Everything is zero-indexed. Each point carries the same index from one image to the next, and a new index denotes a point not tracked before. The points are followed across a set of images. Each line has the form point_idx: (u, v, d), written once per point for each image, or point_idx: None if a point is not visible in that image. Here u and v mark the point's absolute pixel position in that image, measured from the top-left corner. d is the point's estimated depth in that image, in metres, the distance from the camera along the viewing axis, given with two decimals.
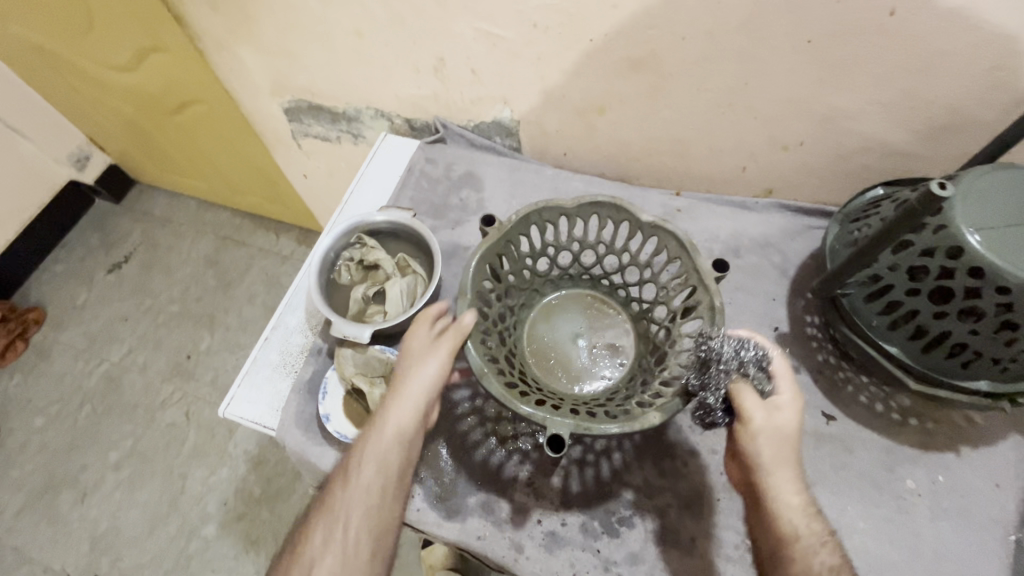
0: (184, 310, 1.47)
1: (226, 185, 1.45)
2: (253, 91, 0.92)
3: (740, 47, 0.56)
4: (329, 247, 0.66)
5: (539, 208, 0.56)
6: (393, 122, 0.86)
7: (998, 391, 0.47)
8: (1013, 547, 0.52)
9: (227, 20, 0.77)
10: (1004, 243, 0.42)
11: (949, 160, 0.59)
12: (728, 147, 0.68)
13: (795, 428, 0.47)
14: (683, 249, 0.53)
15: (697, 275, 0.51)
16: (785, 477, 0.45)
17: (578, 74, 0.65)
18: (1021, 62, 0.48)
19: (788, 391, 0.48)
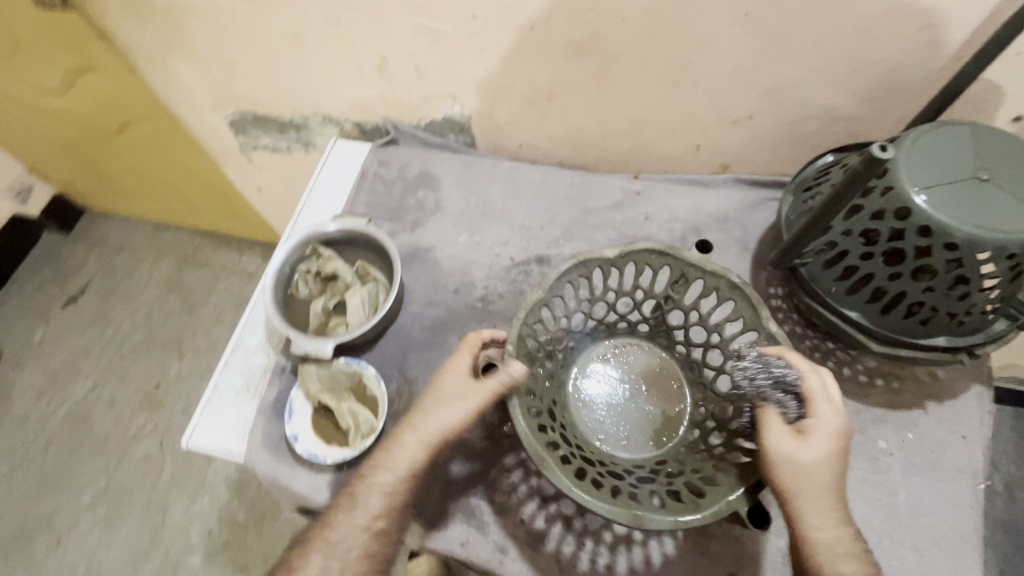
0: (148, 338, 1.42)
1: (180, 206, 1.40)
2: (194, 106, 0.88)
3: (681, 24, 0.55)
4: (283, 261, 0.63)
5: (555, 281, 0.52)
6: (342, 127, 0.83)
7: (955, 344, 0.48)
8: (982, 494, 0.53)
9: (157, 33, 0.74)
10: (946, 200, 0.43)
11: (893, 121, 0.60)
12: (680, 125, 0.68)
13: (829, 458, 0.43)
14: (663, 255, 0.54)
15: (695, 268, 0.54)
16: (819, 515, 0.42)
17: (523, 63, 0.64)
18: (950, 19, 0.49)
19: (826, 415, 0.44)
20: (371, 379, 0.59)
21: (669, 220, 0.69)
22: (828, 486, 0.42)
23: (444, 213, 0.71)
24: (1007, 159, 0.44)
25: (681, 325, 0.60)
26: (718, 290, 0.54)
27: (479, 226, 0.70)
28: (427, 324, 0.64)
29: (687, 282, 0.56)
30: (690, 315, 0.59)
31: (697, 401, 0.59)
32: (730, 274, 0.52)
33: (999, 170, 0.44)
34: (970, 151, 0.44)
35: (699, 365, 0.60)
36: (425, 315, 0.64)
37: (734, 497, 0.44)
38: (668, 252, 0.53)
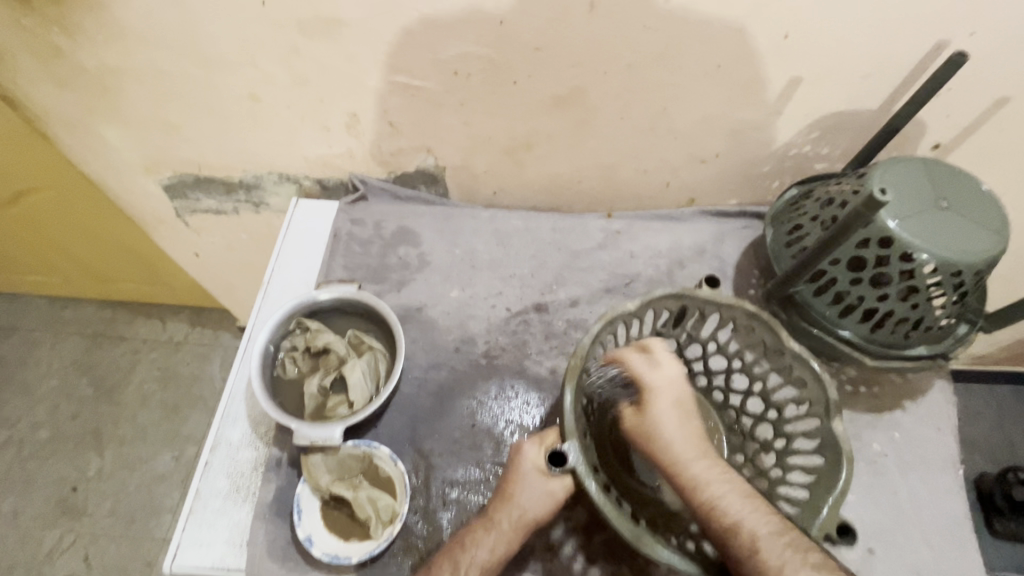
0: (56, 433, 1.21)
1: (86, 277, 1.22)
2: (120, 172, 0.78)
3: (658, 77, 0.58)
4: (267, 340, 0.58)
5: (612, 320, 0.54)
6: (301, 185, 0.78)
7: (934, 351, 0.54)
8: (963, 478, 0.60)
9: (80, 96, 0.65)
10: (920, 227, 0.48)
11: (840, 153, 0.67)
12: (653, 166, 0.71)
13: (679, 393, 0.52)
14: (681, 296, 0.56)
15: (714, 303, 0.57)
16: (700, 463, 0.48)
17: (502, 116, 0.64)
18: (884, 68, 0.56)
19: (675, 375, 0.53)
20: (385, 458, 0.55)
21: (653, 256, 0.71)
22: (693, 438, 0.50)
23: (430, 269, 0.69)
24: (957, 188, 0.51)
25: (699, 357, 0.62)
26: (734, 320, 0.58)
27: (469, 280, 0.69)
28: (432, 389, 0.61)
29: (703, 315, 0.59)
30: (707, 347, 0.61)
31: (730, 427, 0.61)
32: (746, 305, 0.56)
33: (952, 198, 0.50)
34: (928, 183, 0.51)
35: (723, 393, 0.62)
36: (430, 379, 0.62)
37: (824, 517, 0.49)
38: (685, 295, 0.56)
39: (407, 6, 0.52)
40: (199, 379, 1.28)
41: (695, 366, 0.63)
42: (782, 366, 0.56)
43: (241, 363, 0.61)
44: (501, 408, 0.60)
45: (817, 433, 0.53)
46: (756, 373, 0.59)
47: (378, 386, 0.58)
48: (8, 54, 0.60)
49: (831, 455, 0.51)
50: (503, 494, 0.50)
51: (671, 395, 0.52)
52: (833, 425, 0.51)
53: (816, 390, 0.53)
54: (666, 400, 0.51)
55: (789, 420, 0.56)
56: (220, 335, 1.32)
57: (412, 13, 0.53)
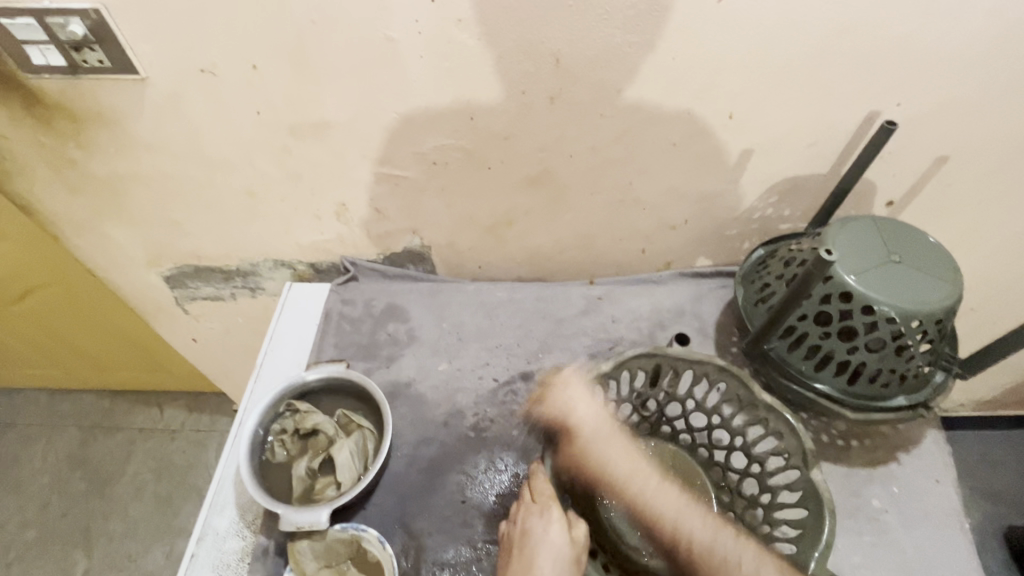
0: (45, 532, 1.17)
1: (86, 368, 1.24)
2: (124, 266, 0.83)
3: (620, 156, 0.64)
4: (256, 425, 0.59)
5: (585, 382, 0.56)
6: (295, 270, 0.82)
7: (913, 401, 0.55)
8: (970, 533, 0.58)
9: (90, 200, 0.71)
10: (875, 281, 0.51)
11: (801, 214, 0.71)
12: (627, 235, 0.75)
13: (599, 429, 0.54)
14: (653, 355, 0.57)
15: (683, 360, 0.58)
16: (642, 483, 0.53)
17: (481, 197, 0.69)
18: (825, 138, 0.61)
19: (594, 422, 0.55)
20: (373, 541, 0.54)
21: (635, 320, 0.73)
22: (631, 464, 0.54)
23: (419, 343, 0.71)
24: (906, 242, 0.54)
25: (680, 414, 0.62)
26: (707, 375, 0.58)
27: (456, 353, 0.70)
28: (422, 466, 0.61)
29: (677, 373, 0.59)
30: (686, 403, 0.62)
31: (717, 484, 0.60)
32: (715, 359, 0.57)
33: (904, 252, 0.53)
34: (879, 238, 0.54)
35: (708, 449, 0.61)
36: (419, 455, 0.62)
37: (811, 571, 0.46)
38: (657, 353, 0.57)
39: (387, 109, 0.59)
40: (193, 467, 1.26)
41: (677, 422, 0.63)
42: (759, 418, 0.56)
43: (231, 449, 0.61)
44: (490, 482, 0.60)
45: (799, 485, 0.52)
46: (735, 427, 0.59)
47: (366, 465, 0.59)
48: (27, 168, 0.66)
49: (814, 508, 0.49)
50: (522, 562, 0.49)
51: (597, 435, 0.54)
52: (812, 475, 0.50)
53: (791, 439, 0.53)
54: (596, 441, 0.54)
55: (772, 472, 0.55)
56: (217, 420, 1.32)
57: (392, 114, 0.59)
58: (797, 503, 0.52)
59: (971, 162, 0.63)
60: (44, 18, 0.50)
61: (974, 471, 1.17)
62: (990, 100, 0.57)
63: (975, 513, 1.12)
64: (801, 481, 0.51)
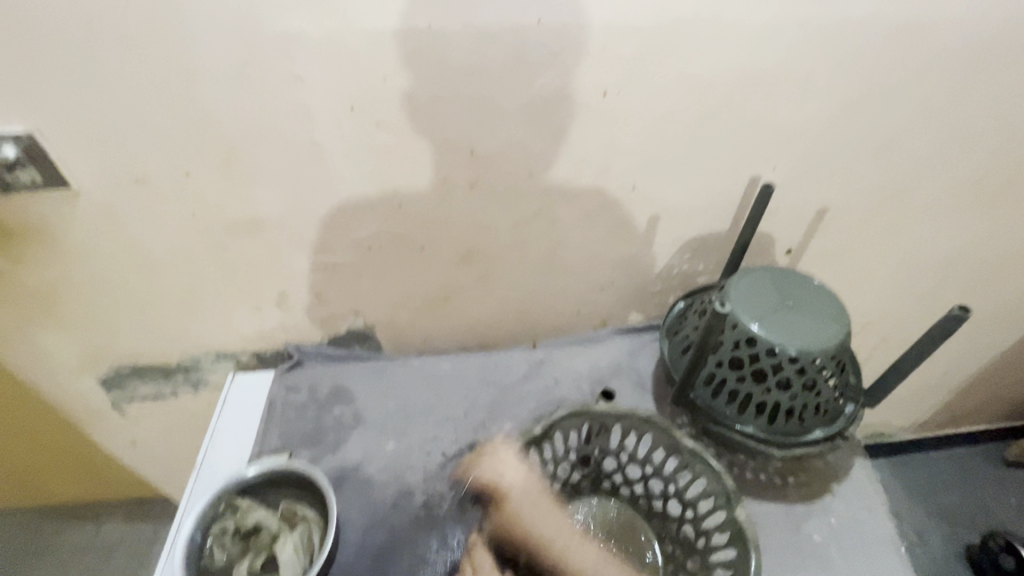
0: None
1: (10, 487, 1.14)
2: (54, 373, 0.80)
3: (542, 229, 0.69)
4: (193, 529, 0.56)
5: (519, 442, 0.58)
6: (238, 360, 0.81)
7: (830, 433, 0.59)
8: (905, 558, 0.61)
9: (19, 310, 0.70)
10: (773, 325, 0.56)
11: (714, 266, 0.78)
12: (560, 299, 0.79)
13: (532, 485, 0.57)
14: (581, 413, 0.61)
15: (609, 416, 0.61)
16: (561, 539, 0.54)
17: (417, 276, 0.72)
18: (719, 200, 0.69)
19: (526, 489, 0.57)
20: None
21: (576, 379, 0.76)
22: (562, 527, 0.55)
23: (365, 424, 0.71)
24: (797, 288, 0.60)
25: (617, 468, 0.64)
26: (634, 427, 0.62)
27: (403, 430, 0.71)
28: (370, 553, 0.59)
29: (608, 428, 0.62)
30: (621, 456, 0.63)
31: (659, 534, 0.61)
32: (638, 411, 0.61)
33: (796, 296, 0.59)
34: (773, 287, 0.60)
35: (647, 500, 0.62)
36: (367, 542, 0.60)
37: None
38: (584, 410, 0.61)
39: (319, 203, 0.62)
40: None
41: (615, 477, 0.64)
42: (685, 462, 0.59)
43: (167, 558, 0.58)
44: (441, 562, 0.59)
45: (728, 524, 0.54)
46: (667, 474, 0.61)
47: (312, 558, 0.57)
48: None
49: (741, 545, 0.52)
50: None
51: (527, 498, 0.56)
52: (736, 513, 0.53)
53: (714, 481, 0.56)
54: (524, 505, 0.55)
55: (704, 516, 0.57)
56: (161, 529, 1.22)
57: (324, 207, 0.63)
58: (727, 543, 0.54)
59: (847, 211, 0.72)
60: None
61: (924, 492, 1.21)
62: (847, 160, 0.67)
63: (934, 535, 1.15)
64: (728, 520, 0.54)
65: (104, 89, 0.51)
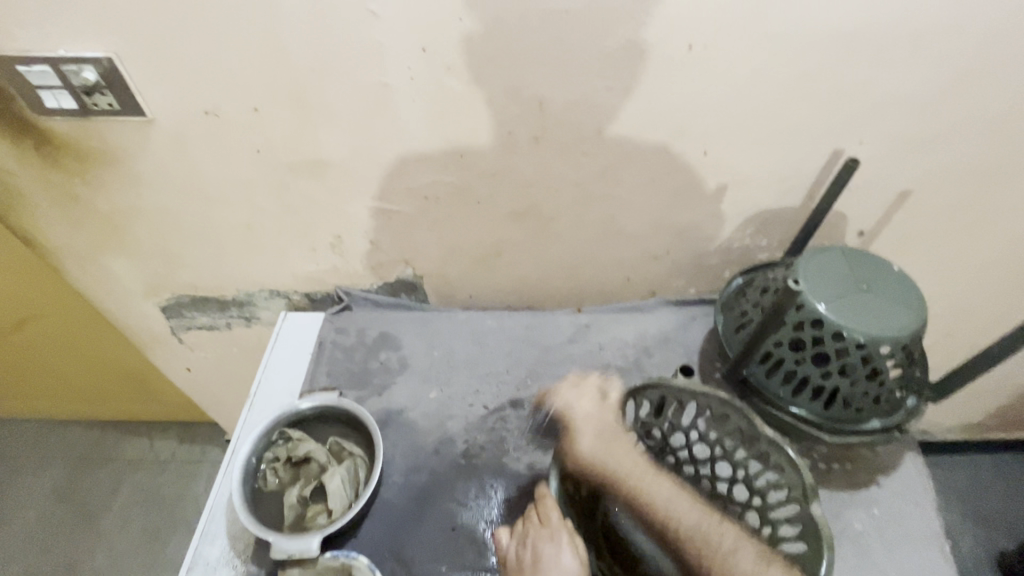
0: (28, 568, 1.14)
1: (76, 398, 1.23)
2: (122, 297, 0.84)
3: (603, 190, 0.67)
4: (249, 453, 0.60)
5: None
6: (290, 299, 0.84)
7: (887, 424, 0.57)
8: (950, 556, 0.59)
9: (93, 234, 0.73)
10: (843, 308, 0.53)
11: (777, 243, 0.74)
12: (611, 265, 0.78)
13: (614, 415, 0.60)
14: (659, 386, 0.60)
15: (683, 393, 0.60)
16: (637, 472, 0.55)
17: (470, 230, 0.72)
18: (794, 173, 0.65)
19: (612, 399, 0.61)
20: (364, 569, 0.54)
21: (621, 346, 0.75)
22: (631, 458, 0.56)
23: (410, 371, 0.73)
24: (872, 272, 0.57)
25: (684, 445, 0.64)
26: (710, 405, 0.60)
27: (447, 379, 0.72)
28: (412, 493, 0.62)
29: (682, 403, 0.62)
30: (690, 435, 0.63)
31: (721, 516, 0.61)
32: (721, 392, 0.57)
33: (869, 280, 0.56)
34: (847, 269, 0.57)
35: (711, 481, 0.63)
36: (410, 483, 0.63)
37: None
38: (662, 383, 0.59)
39: (381, 148, 0.62)
40: (182, 499, 1.24)
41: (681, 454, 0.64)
42: (759, 450, 0.57)
43: (223, 477, 0.62)
44: (481, 509, 0.61)
45: (800, 518, 0.53)
46: (737, 459, 0.60)
47: (357, 492, 0.60)
48: (31, 204, 0.69)
49: (812, 542, 0.51)
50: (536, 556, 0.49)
51: (595, 426, 0.59)
52: (811, 508, 0.51)
53: (792, 475, 0.54)
54: (592, 435, 0.58)
55: (773, 506, 0.57)
56: (209, 450, 1.31)
57: (386, 153, 0.62)
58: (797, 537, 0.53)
59: (933, 195, 0.67)
60: (59, 66, 0.53)
61: (962, 496, 1.18)
62: (944, 139, 0.61)
63: (965, 536, 1.13)
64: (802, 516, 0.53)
65: (181, 17, 0.51)
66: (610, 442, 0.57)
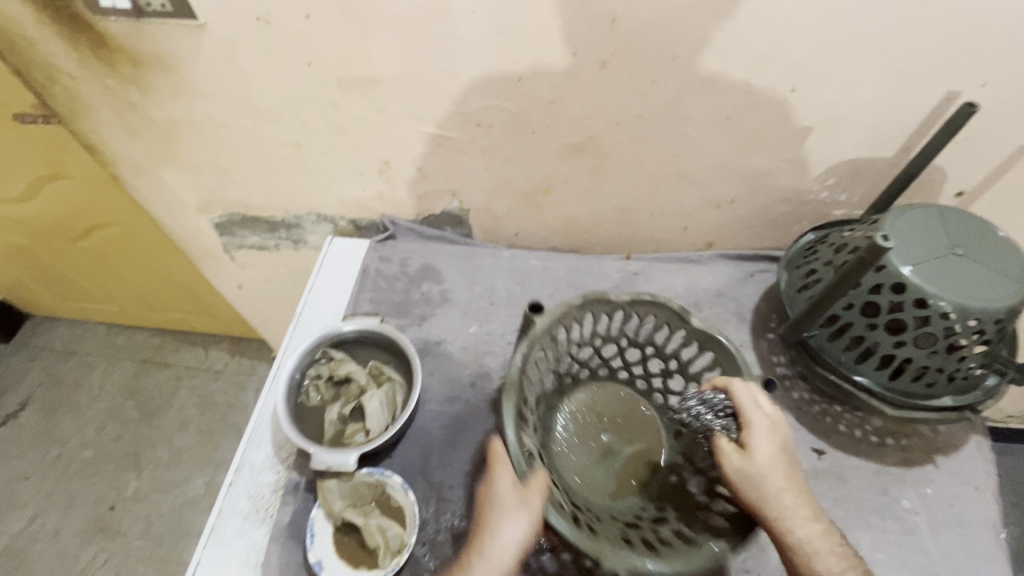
0: (100, 452, 1.27)
1: (139, 305, 1.31)
2: (178, 211, 0.86)
3: (670, 126, 0.61)
4: (294, 368, 0.61)
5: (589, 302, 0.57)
6: (336, 225, 0.84)
7: (960, 403, 0.52)
8: (1004, 544, 0.56)
9: (149, 145, 0.74)
10: (932, 274, 0.48)
11: (858, 200, 0.67)
12: (668, 211, 0.73)
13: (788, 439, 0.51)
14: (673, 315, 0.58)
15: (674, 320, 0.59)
16: (780, 498, 0.48)
17: (522, 162, 0.68)
18: (892, 119, 0.58)
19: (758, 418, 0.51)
20: (397, 487, 0.56)
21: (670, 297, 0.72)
22: (773, 474, 0.49)
23: (451, 304, 0.72)
24: (972, 236, 0.51)
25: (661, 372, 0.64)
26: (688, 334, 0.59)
27: (487, 316, 0.71)
28: (446, 422, 0.63)
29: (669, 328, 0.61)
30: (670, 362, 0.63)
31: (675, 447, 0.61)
32: (673, 304, 0.58)
33: (967, 244, 0.50)
34: (942, 230, 0.51)
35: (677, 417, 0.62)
36: (444, 412, 0.63)
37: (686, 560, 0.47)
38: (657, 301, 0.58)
39: (433, 65, 0.58)
40: (233, 407, 1.33)
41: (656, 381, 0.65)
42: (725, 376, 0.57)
43: (270, 389, 0.65)
44: None
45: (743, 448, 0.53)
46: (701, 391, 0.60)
47: (394, 416, 0.61)
48: (92, 109, 0.69)
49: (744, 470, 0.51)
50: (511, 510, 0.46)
51: (773, 437, 0.50)
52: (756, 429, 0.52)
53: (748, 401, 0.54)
54: (750, 475, 0.49)
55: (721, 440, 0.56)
56: (258, 365, 1.39)
57: (439, 72, 0.59)
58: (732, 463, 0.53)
59: None
60: None
61: (1015, 486, 1.12)
62: None
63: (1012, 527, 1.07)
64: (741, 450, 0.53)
65: None
66: (772, 460, 0.49)
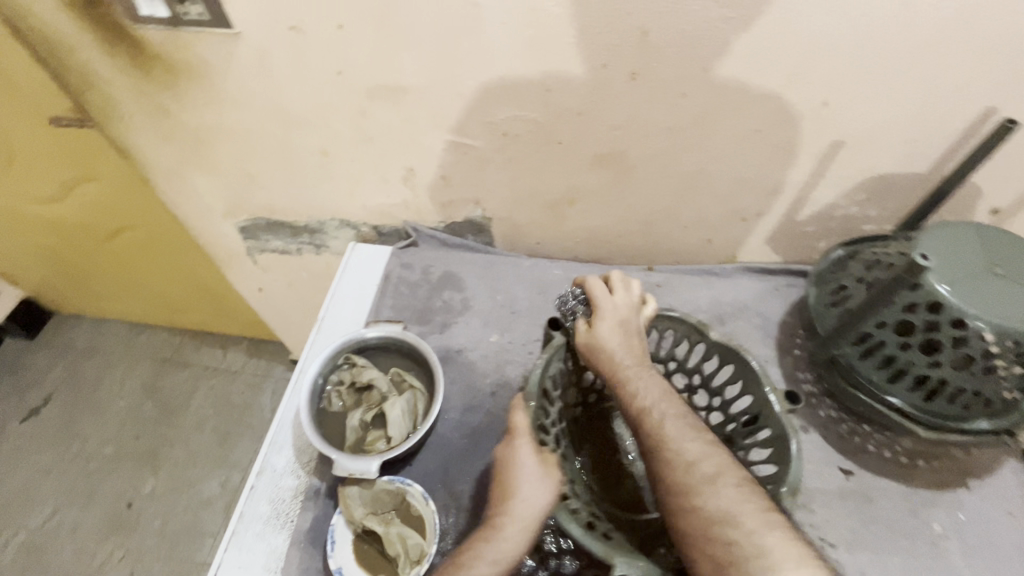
0: (119, 449, 1.28)
1: (161, 306, 1.33)
2: (203, 215, 0.88)
3: (697, 138, 0.61)
4: (316, 374, 0.62)
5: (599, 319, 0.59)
6: (359, 231, 0.85)
7: (998, 426, 0.51)
8: None
9: (179, 150, 0.75)
10: (970, 293, 0.47)
11: (888, 215, 0.66)
12: (692, 223, 0.72)
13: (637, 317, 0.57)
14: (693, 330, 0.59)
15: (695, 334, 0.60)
16: (639, 374, 0.52)
17: (546, 172, 0.68)
18: (927, 135, 0.57)
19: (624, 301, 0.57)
20: (418, 496, 0.56)
21: (693, 310, 0.71)
22: (633, 354, 0.53)
23: (472, 312, 0.72)
24: (1009, 255, 0.50)
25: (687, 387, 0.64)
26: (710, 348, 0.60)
27: (508, 325, 0.71)
28: (466, 432, 0.63)
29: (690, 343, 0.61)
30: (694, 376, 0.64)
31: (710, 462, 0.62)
32: (690, 319, 0.59)
33: (1005, 263, 0.49)
34: (978, 249, 0.50)
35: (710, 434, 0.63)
36: (465, 421, 0.63)
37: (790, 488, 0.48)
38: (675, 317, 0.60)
39: (462, 75, 0.58)
40: (250, 408, 1.34)
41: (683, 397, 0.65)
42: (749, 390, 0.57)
43: (291, 394, 0.65)
44: None
45: (774, 464, 0.53)
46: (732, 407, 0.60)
47: (415, 424, 0.61)
48: (125, 114, 0.71)
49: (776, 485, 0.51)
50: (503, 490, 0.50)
51: (622, 331, 0.55)
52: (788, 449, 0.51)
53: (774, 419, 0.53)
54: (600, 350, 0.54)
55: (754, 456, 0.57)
56: (275, 367, 1.40)
57: (467, 82, 0.59)
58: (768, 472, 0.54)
59: None
60: None
61: None
62: None
63: None
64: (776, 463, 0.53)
65: None
66: (627, 343, 0.54)
